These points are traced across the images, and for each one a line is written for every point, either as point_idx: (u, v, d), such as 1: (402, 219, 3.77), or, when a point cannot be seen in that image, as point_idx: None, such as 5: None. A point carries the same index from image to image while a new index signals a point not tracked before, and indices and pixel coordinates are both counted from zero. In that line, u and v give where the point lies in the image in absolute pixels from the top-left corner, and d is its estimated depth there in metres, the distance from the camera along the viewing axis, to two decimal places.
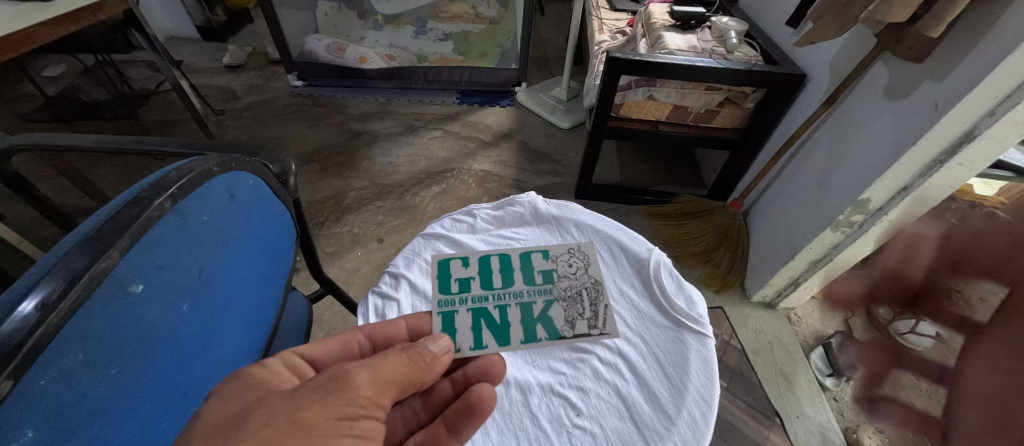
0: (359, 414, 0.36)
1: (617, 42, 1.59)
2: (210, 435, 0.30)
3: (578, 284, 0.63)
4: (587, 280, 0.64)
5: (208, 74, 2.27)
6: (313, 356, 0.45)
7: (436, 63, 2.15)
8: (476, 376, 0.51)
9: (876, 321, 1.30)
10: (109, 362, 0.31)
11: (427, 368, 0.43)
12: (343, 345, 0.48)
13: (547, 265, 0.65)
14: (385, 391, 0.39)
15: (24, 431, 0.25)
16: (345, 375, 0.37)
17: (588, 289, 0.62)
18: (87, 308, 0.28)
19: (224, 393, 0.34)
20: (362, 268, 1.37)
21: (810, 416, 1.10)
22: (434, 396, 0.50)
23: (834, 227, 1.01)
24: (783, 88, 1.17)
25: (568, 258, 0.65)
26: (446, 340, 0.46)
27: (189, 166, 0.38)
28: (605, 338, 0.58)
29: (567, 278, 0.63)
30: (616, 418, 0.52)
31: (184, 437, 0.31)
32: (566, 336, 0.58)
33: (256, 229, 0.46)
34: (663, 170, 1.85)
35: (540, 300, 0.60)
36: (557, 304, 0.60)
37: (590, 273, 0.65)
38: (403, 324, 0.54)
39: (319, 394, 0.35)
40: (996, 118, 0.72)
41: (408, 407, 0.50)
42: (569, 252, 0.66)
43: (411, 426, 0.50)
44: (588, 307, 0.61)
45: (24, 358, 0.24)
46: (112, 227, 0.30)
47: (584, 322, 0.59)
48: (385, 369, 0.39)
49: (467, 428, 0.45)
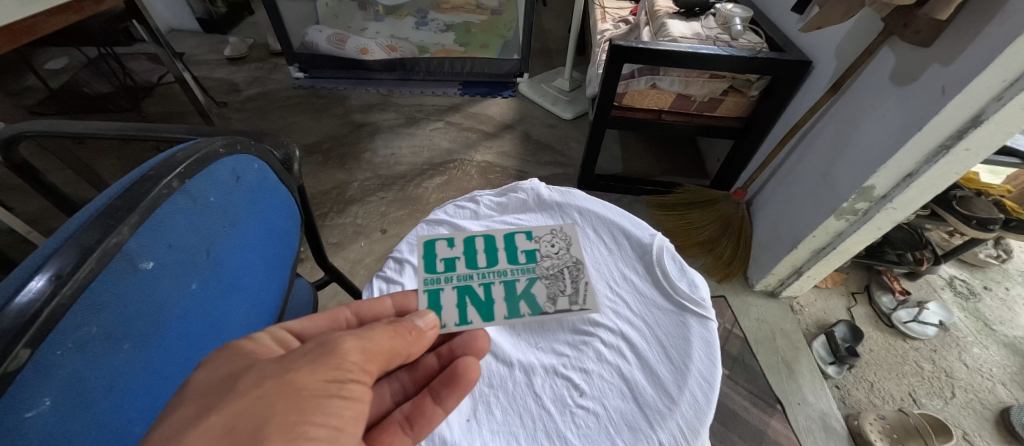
0: (349, 378, 0.37)
1: (620, 30, 1.58)
2: (200, 399, 0.31)
3: (559, 263, 0.64)
4: (570, 259, 0.65)
5: (209, 67, 2.27)
6: (300, 330, 0.45)
7: (437, 53, 2.15)
8: (461, 349, 0.52)
9: (879, 309, 1.30)
10: (120, 337, 0.31)
11: (414, 340, 0.45)
12: (331, 321, 0.49)
13: (529, 244, 0.66)
14: (374, 358, 0.40)
15: (41, 401, 0.26)
16: (333, 342, 0.38)
17: (570, 268, 0.63)
18: (99, 283, 0.29)
19: (219, 359, 0.35)
20: (365, 258, 1.38)
21: (811, 403, 1.10)
22: (420, 369, 0.51)
23: (838, 214, 1.01)
24: (789, 76, 1.16)
25: (552, 238, 0.67)
26: (432, 317, 0.48)
27: (197, 146, 0.38)
28: (586, 313, 0.60)
29: (549, 257, 0.65)
30: (619, 398, 0.52)
31: (174, 403, 0.31)
32: (547, 311, 0.59)
33: (261, 211, 0.47)
34: (666, 161, 1.84)
35: (523, 278, 0.62)
36: (539, 282, 0.62)
37: (571, 253, 0.66)
38: (390, 303, 0.55)
39: (308, 359, 0.36)
40: (1004, 102, 0.71)
41: (395, 380, 0.51)
42: (551, 232, 0.68)
43: (398, 397, 0.50)
44: (569, 284, 0.62)
45: (39, 330, 0.25)
46: (122, 204, 0.30)
47: (565, 298, 0.60)
48: (373, 339, 0.40)
49: (452, 398, 0.46)
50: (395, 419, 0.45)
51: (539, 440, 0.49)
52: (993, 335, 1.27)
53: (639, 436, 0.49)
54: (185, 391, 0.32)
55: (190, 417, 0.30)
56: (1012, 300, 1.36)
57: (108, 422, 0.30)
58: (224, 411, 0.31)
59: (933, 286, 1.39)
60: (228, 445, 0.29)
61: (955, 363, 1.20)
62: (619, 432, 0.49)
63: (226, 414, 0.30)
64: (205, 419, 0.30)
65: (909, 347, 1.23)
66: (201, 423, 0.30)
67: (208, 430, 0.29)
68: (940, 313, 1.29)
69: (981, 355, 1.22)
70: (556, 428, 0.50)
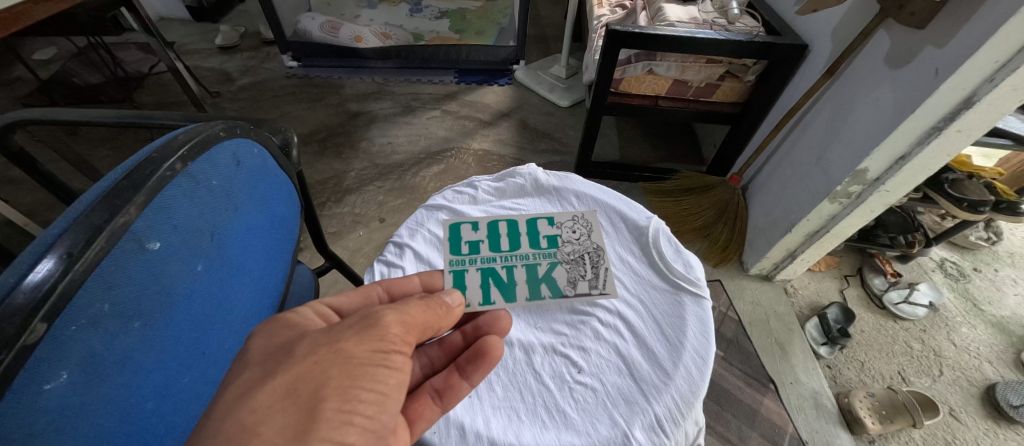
0: (392, 349, 0.40)
1: (617, 15, 1.56)
2: (264, 363, 0.36)
3: (580, 249, 0.67)
4: (590, 245, 0.67)
5: (201, 56, 2.23)
6: (338, 306, 0.48)
7: (432, 41, 2.11)
8: (486, 327, 0.54)
9: (871, 291, 1.33)
10: (132, 315, 0.32)
11: (443, 314, 0.47)
12: (364, 296, 0.52)
13: (552, 230, 0.69)
14: (412, 330, 0.43)
15: (58, 373, 0.27)
16: (375, 316, 0.41)
17: (591, 254, 0.66)
18: (110, 261, 0.29)
19: (270, 329, 0.40)
20: (364, 246, 1.39)
21: (802, 382, 1.13)
22: (447, 344, 0.54)
23: (832, 198, 1.02)
24: (783, 62, 1.17)
25: (574, 226, 0.70)
26: (457, 294, 0.50)
27: (196, 129, 0.38)
28: (605, 297, 0.62)
29: (571, 242, 0.68)
30: (617, 374, 0.54)
31: (239, 365, 0.37)
32: (566, 294, 0.62)
33: (263, 196, 0.48)
34: (663, 147, 1.85)
35: (545, 262, 0.65)
36: (560, 266, 0.65)
37: (592, 239, 0.68)
38: (417, 280, 0.57)
39: (354, 330, 0.39)
40: (995, 83, 0.72)
41: (424, 354, 0.53)
42: (572, 219, 0.70)
43: (426, 370, 0.53)
44: (590, 270, 0.64)
45: (56, 303, 0.25)
46: (128, 184, 0.31)
47: (585, 282, 0.63)
48: (409, 312, 0.43)
49: (478, 373, 0.48)
50: (426, 391, 0.47)
51: (539, 414, 0.50)
52: (982, 315, 1.30)
53: (636, 409, 0.50)
54: (248, 358, 0.37)
55: (256, 378, 0.35)
56: (1001, 281, 1.39)
57: (125, 396, 0.31)
58: (285, 375, 0.35)
59: (923, 268, 1.42)
60: (291, 404, 0.34)
61: (943, 343, 1.23)
62: (616, 407, 0.51)
63: (288, 377, 0.35)
64: (270, 380, 0.34)
65: (899, 328, 1.26)
66: (266, 384, 0.34)
67: (273, 389, 0.34)
68: (930, 293, 1.32)
69: (969, 335, 1.25)
70: (555, 402, 0.51)
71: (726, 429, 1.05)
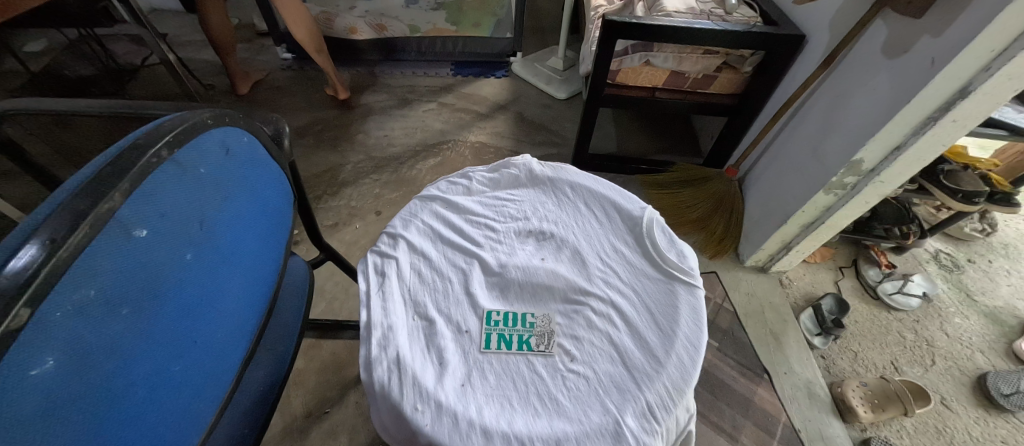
0: None
1: (613, 6, 1.53)
2: None
3: (543, 328, 0.58)
4: (548, 326, 0.58)
5: (194, 48, 2.21)
6: None
7: (429, 33, 2.06)
8: None
9: (865, 282, 1.34)
10: (118, 303, 0.32)
11: None
12: None
13: (523, 309, 0.60)
14: None
15: (45, 360, 0.27)
16: None
17: (547, 333, 0.57)
18: (95, 248, 0.29)
19: None
20: (360, 240, 1.40)
21: (797, 372, 1.14)
22: None
23: (827, 189, 1.02)
24: (782, 52, 1.17)
25: (544, 314, 0.59)
26: None
27: (182, 117, 0.37)
28: (550, 357, 0.55)
29: (537, 318, 0.59)
30: (609, 362, 0.54)
31: None
32: (528, 352, 0.55)
33: (254, 187, 0.48)
34: (660, 140, 1.84)
35: (523, 329, 0.57)
36: (533, 337, 0.56)
37: (550, 319, 0.59)
38: None
39: None
40: (991, 72, 0.71)
41: None
42: (535, 295, 0.61)
43: None
44: (538, 326, 0.58)
45: (38, 289, 0.25)
46: (111, 170, 0.30)
47: (534, 339, 0.56)
48: None
49: None
50: None
51: (531, 402, 0.51)
52: (975, 305, 1.31)
53: (628, 396, 0.51)
54: None
55: None
56: (994, 272, 1.39)
57: (113, 383, 0.31)
58: None
59: (919, 259, 1.42)
60: None
61: (936, 333, 1.24)
62: (608, 394, 0.51)
63: None
64: None
65: (893, 318, 1.27)
66: None
67: None
68: (924, 284, 1.33)
69: (962, 325, 1.26)
70: (548, 391, 0.52)
71: (720, 418, 1.06)
